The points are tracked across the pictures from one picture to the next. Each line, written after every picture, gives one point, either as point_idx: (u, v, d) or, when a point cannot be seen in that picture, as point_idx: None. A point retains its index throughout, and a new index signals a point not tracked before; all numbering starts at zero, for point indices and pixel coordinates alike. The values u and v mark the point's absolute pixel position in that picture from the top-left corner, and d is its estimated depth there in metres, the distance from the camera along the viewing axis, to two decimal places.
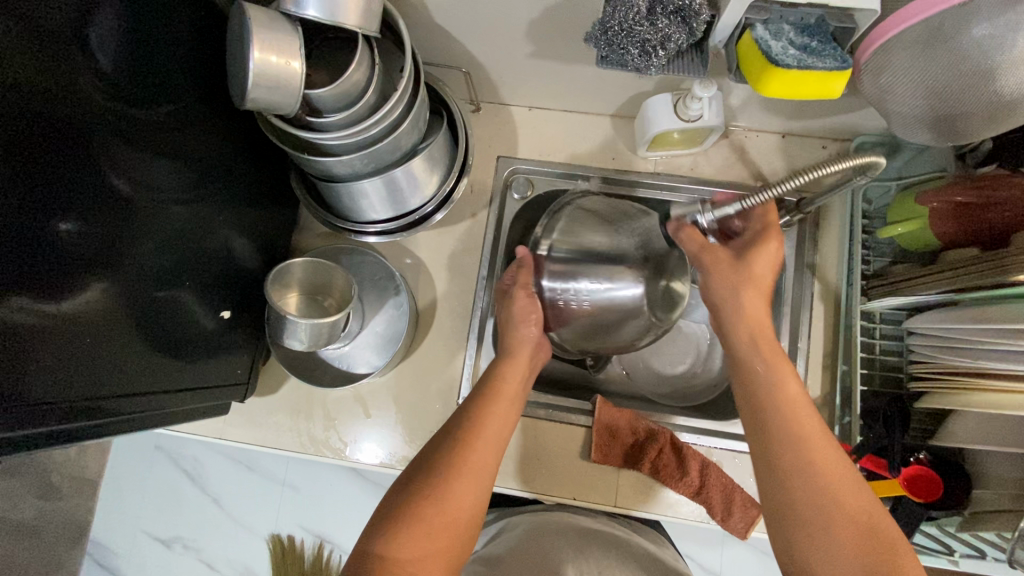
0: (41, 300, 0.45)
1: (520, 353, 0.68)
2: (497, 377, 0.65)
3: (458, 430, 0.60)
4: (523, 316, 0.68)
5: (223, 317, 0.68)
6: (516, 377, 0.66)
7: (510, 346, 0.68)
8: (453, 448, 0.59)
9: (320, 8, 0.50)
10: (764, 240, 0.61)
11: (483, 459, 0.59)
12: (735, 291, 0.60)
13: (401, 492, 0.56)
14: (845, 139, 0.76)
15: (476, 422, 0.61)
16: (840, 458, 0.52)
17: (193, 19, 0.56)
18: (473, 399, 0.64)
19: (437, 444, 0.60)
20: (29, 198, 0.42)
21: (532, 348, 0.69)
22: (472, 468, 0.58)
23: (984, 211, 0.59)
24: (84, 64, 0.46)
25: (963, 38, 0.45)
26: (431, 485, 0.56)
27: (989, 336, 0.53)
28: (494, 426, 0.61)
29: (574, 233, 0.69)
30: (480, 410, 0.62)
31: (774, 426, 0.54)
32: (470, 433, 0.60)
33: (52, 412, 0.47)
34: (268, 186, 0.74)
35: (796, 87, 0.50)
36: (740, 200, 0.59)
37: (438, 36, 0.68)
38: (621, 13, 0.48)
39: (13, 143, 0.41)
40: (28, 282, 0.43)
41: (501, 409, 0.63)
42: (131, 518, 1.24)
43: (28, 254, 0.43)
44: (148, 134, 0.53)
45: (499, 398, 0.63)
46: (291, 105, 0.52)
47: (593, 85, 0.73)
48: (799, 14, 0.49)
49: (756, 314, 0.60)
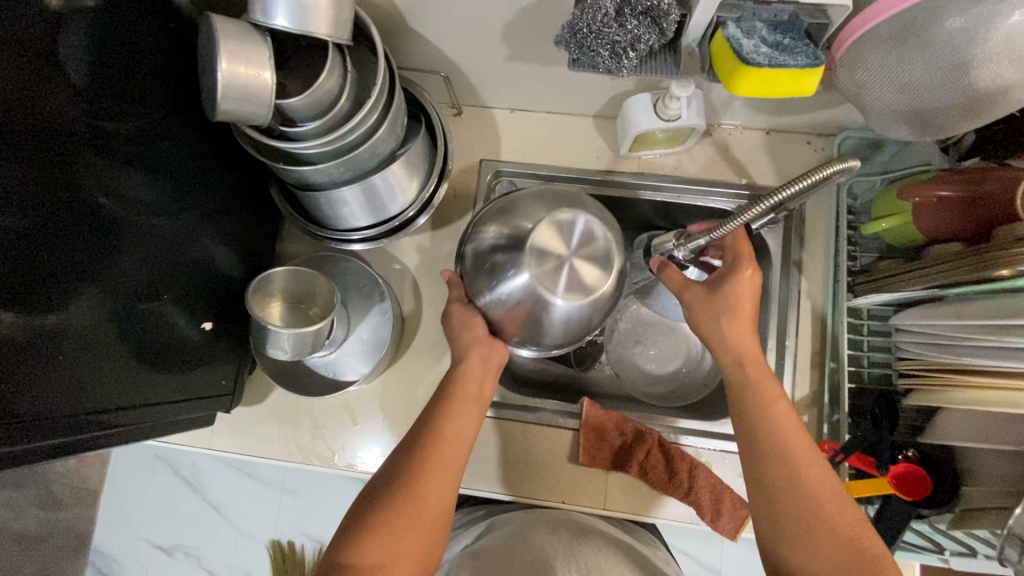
0: (22, 314, 0.45)
1: (469, 356, 0.64)
2: (456, 380, 0.64)
3: (421, 436, 0.61)
4: (464, 324, 0.64)
5: (205, 328, 0.67)
6: (479, 378, 0.64)
7: (460, 348, 0.65)
8: (418, 453, 0.59)
9: (289, 18, 0.50)
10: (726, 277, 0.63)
11: (444, 464, 0.59)
12: (716, 322, 0.61)
13: (369, 500, 0.58)
14: (829, 134, 0.76)
15: (440, 427, 0.61)
16: (829, 488, 0.54)
17: (164, 31, 0.56)
18: (433, 404, 0.63)
19: (403, 451, 0.60)
20: (5, 211, 0.42)
21: (484, 347, 0.64)
22: (434, 473, 0.59)
23: (968, 205, 0.59)
24: (56, 78, 0.46)
25: (936, 31, 0.45)
26: (398, 490, 0.57)
27: (974, 332, 0.53)
28: (456, 429, 0.62)
29: (511, 212, 0.59)
30: (440, 418, 0.62)
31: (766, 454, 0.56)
32: (430, 439, 0.60)
33: (36, 427, 0.47)
34: (249, 195, 0.74)
35: (770, 85, 0.49)
36: (707, 231, 0.61)
37: (414, 41, 0.68)
38: (589, 15, 0.48)
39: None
40: (9, 297, 0.43)
41: (460, 412, 0.63)
42: (132, 527, 1.24)
43: (7, 268, 0.43)
44: (125, 147, 0.53)
45: (457, 399, 0.63)
46: (264, 115, 0.52)
47: (574, 85, 0.73)
48: (771, 11, 0.49)
49: (752, 353, 0.61)
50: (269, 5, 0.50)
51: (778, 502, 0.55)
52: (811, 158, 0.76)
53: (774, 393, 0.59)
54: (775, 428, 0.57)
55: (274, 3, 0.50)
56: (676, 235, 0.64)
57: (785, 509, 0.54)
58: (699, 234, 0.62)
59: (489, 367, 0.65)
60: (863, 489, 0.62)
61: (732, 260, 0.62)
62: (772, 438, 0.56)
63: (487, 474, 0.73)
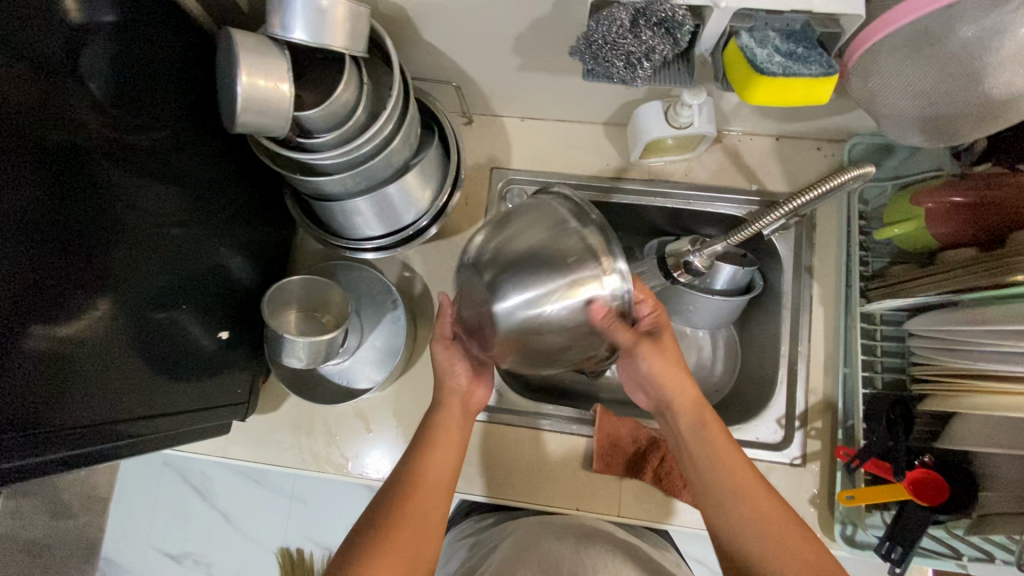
0: (46, 327, 0.45)
1: (447, 401, 0.67)
2: (430, 430, 0.65)
3: (399, 485, 0.61)
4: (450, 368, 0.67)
5: (222, 337, 0.68)
6: (454, 422, 0.66)
7: (442, 397, 0.67)
8: (395, 503, 0.60)
9: (306, 31, 0.51)
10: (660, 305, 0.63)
11: (420, 514, 0.60)
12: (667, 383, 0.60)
13: (346, 556, 0.57)
14: (839, 140, 0.76)
15: (415, 479, 0.62)
16: (785, 520, 0.57)
17: (183, 45, 0.57)
18: (411, 448, 0.64)
19: (377, 507, 0.60)
20: (30, 221, 0.43)
21: (462, 395, 0.68)
22: (410, 523, 0.59)
23: (980, 210, 0.59)
24: (78, 92, 0.46)
25: (951, 39, 0.45)
26: (375, 544, 0.57)
27: (990, 338, 0.53)
28: (433, 478, 0.62)
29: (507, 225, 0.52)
30: (419, 464, 0.62)
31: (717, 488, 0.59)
32: (407, 491, 0.61)
33: (64, 437, 0.48)
34: (263, 205, 0.75)
35: (783, 94, 0.50)
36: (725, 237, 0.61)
37: (426, 52, 0.68)
38: (604, 27, 0.48)
39: (9, 174, 0.41)
40: (32, 312, 0.44)
41: (438, 457, 0.63)
42: (143, 535, 1.25)
43: (31, 283, 0.44)
44: (142, 160, 0.53)
45: (436, 444, 0.64)
46: (282, 127, 0.53)
47: (585, 94, 0.73)
48: (783, 20, 0.50)
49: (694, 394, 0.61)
50: (287, 18, 0.50)
51: (744, 534, 0.57)
52: (821, 164, 0.76)
53: (726, 447, 0.60)
54: (719, 463, 0.59)
55: (292, 17, 0.50)
56: (692, 240, 0.65)
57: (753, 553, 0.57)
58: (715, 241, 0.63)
59: (460, 415, 0.67)
60: (878, 495, 0.61)
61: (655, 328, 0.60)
62: (723, 495, 0.59)
63: (500, 481, 0.73)
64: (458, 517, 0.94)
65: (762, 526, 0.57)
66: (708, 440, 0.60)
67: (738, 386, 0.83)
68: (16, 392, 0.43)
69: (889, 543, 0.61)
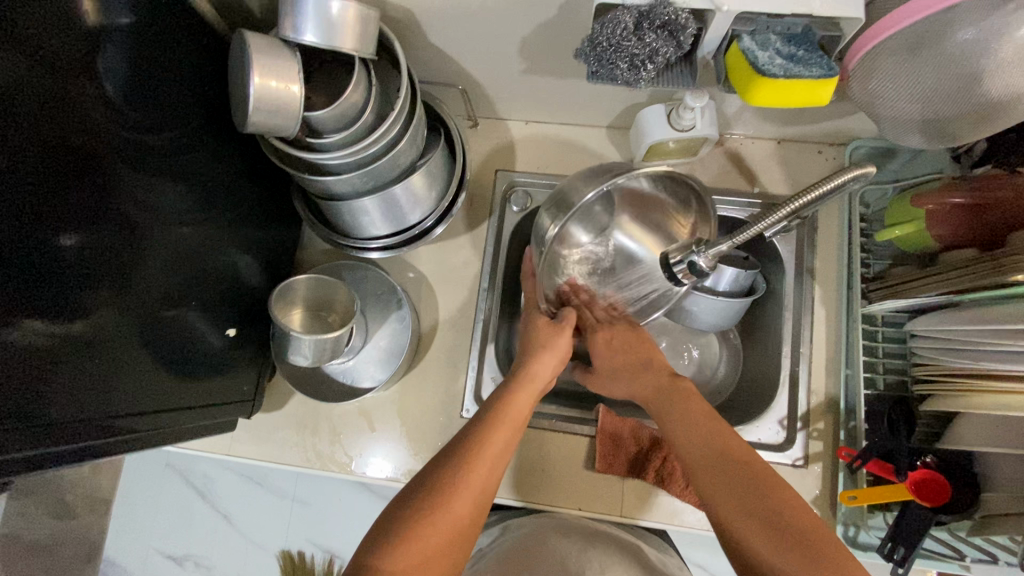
0: (49, 320, 0.45)
1: (534, 369, 0.66)
2: (503, 403, 0.62)
3: (460, 450, 0.57)
4: (546, 345, 0.68)
5: (229, 335, 0.69)
6: (524, 403, 0.64)
7: (524, 375, 0.65)
8: (456, 468, 0.55)
9: (317, 33, 0.52)
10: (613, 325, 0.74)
11: (482, 483, 0.56)
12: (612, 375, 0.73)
13: (398, 511, 0.52)
14: (840, 143, 0.77)
15: (484, 449, 0.57)
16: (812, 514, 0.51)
17: (196, 47, 0.58)
18: (478, 416, 0.61)
19: (438, 468, 0.56)
20: (42, 217, 0.44)
21: (553, 367, 0.67)
22: (472, 493, 0.54)
23: (980, 212, 0.60)
24: (93, 92, 0.47)
25: (948, 43, 0.46)
26: (434, 508, 0.52)
27: (989, 337, 0.53)
28: (494, 451, 0.58)
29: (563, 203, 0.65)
30: (484, 433, 0.59)
31: (729, 477, 0.55)
32: (474, 457, 0.56)
33: (69, 429, 0.48)
34: (271, 204, 0.76)
35: (784, 96, 0.51)
36: (731, 237, 0.59)
37: (433, 56, 0.70)
38: (608, 29, 0.49)
39: (15, 169, 0.42)
40: (37, 304, 0.44)
41: (505, 434, 0.59)
42: (144, 536, 1.25)
43: (37, 276, 0.44)
44: (154, 159, 0.54)
45: (503, 421, 0.60)
46: (292, 128, 0.54)
47: (589, 97, 0.74)
48: (784, 24, 0.51)
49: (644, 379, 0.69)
50: (298, 21, 0.52)
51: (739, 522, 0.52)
52: (822, 167, 0.77)
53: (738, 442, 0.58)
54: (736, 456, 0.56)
55: (304, 21, 0.52)
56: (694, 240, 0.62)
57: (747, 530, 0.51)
58: (719, 240, 0.60)
59: (534, 397, 0.65)
60: (880, 495, 0.61)
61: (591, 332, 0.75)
62: (710, 465, 0.57)
63: (503, 480, 0.73)
64: None
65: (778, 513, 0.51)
66: (676, 404, 0.64)
67: (740, 387, 0.83)
68: (15, 381, 0.43)
69: (891, 543, 0.61)
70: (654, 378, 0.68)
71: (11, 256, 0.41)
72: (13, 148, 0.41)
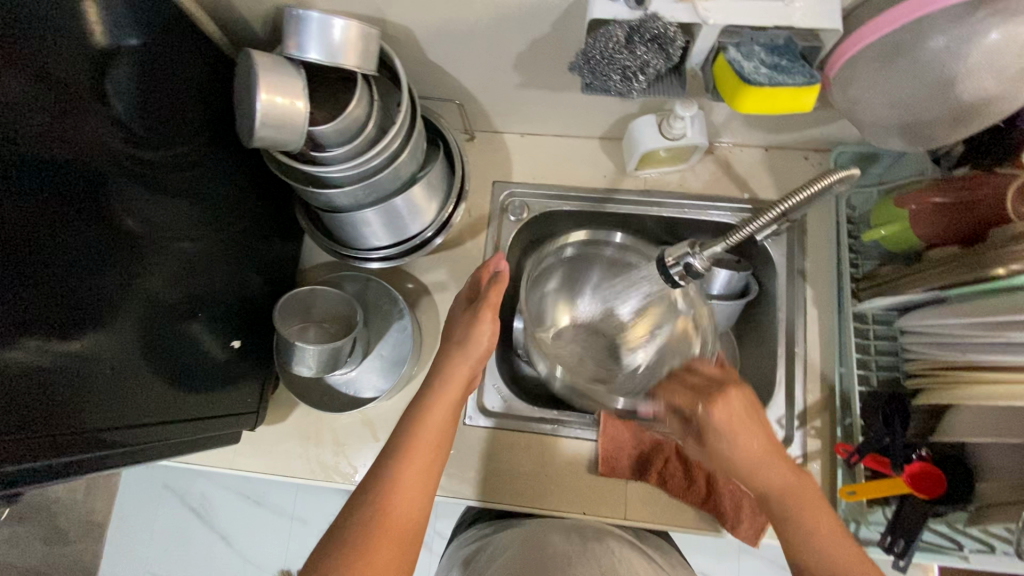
0: (48, 338, 0.45)
1: (454, 366, 0.63)
2: (421, 416, 0.61)
3: (381, 474, 0.57)
4: (459, 340, 0.65)
5: (233, 347, 0.70)
6: (442, 413, 0.62)
7: (440, 379, 0.63)
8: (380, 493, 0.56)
9: (320, 51, 0.54)
10: (727, 401, 0.59)
11: (405, 515, 0.56)
12: (733, 433, 0.58)
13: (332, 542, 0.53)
14: (825, 149, 0.80)
15: (398, 479, 0.57)
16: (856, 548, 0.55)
17: (201, 66, 0.60)
18: (398, 432, 0.61)
19: (352, 509, 0.56)
20: (43, 236, 0.44)
21: (471, 360, 0.64)
22: (393, 533, 0.54)
23: (959, 210, 0.62)
24: (101, 111, 0.49)
25: (921, 49, 0.49)
26: (355, 551, 0.52)
27: (977, 330, 0.55)
28: (413, 466, 0.58)
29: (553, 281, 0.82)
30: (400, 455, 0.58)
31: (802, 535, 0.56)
32: (386, 499, 0.56)
33: (75, 443, 0.48)
34: (273, 219, 0.77)
35: (769, 102, 0.53)
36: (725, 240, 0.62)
37: (431, 72, 0.72)
38: (601, 43, 0.52)
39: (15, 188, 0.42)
40: (39, 322, 0.44)
41: (422, 447, 0.59)
42: (139, 559, 1.23)
43: (38, 297, 0.44)
44: (156, 175, 0.55)
45: (421, 435, 0.60)
46: (297, 142, 0.55)
47: (582, 110, 0.77)
48: (767, 36, 0.53)
49: (755, 445, 0.58)
50: (302, 40, 0.54)
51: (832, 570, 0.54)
52: (808, 173, 0.80)
53: (833, 530, 0.55)
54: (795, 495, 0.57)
55: (308, 39, 0.54)
56: (692, 241, 0.64)
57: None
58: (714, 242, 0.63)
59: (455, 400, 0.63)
60: (879, 489, 0.62)
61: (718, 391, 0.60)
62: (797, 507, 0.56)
63: (506, 487, 0.74)
64: (462, 526, 0.92)
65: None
66: (788, 497, 0.57)
67: None
68: (18, 401, 0.43)
69: (890, 536, 0.62)
70: (770, 470, 0.58)
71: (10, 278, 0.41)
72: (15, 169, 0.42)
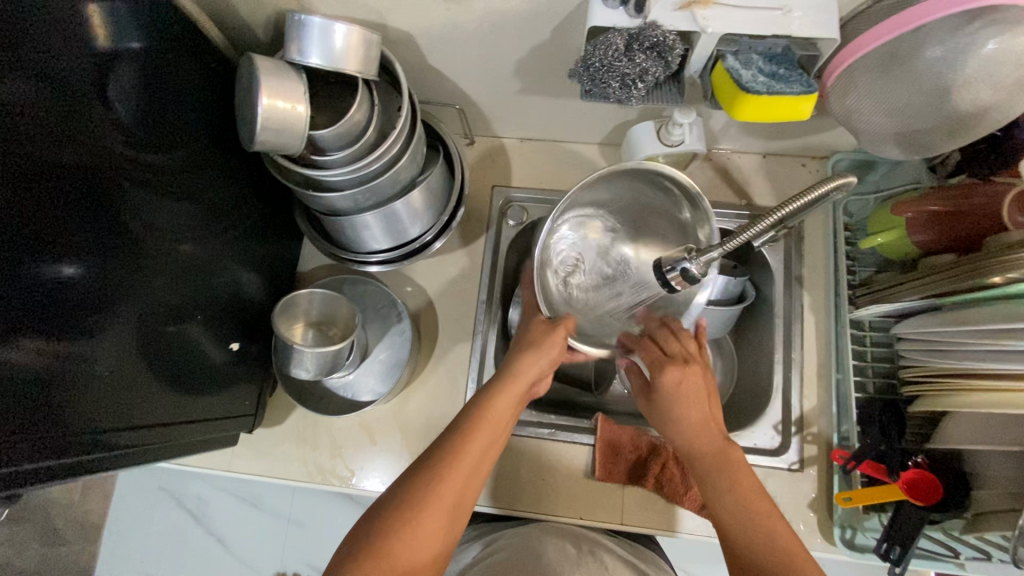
0: (50, 338, 0.45)
1: (528, 358, 0.64)
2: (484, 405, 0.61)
3: (436, 451, 0.57)
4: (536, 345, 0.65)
5: (232, 349, 0.70)
6: (506, 406, 0.62)
7: (509, 374, 0.63)
8: (435, 469, 0.56)
9: (322, 56, 0.54)
10: (687, 371, 0.63)
11: (460, 491, 0.56)
12: (679, 394, 0.63)
13: (379, 509, 0.54)
14: (823, 156, 0.80)
15: (458, 458, 0.57)
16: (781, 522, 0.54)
17: (204, 69, 0.60)
18: (461, 414, 0.61)
19: (407, 478, 0.56)
20: (40, 240, 0.44)
21: (546, 357, 0.64)
22: (443, 508, 0.54)
23: (955, 218, 0.63)
24: (106, 114, 0.49)
25: (917, 59, 0.50)
26: (405, 519, 0.52)
27: (974, 338, 0.56)
28: (475, 450, 0.58)
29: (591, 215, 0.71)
30: (462, 437, 0.58)
31: (718, 494, 0.57)
32: (445, 473, 0.56)
33: (67, 445, 0.47)
34: (272, 221, 0.78)
35: (767, 111, 0.54)
36: (721, 245, 0.60)
37: (433, 77, 0.73)
38: (601, 51, 0.52)
39: (18, 191, 0.42)
40: (37, 323, 0.44)
41: (483, 433, 0.59)
42: (133, 560, 1.22)
43: (42, 295, 0.44)
44: (161, 178, 0.56)
45: (484, 422, 0.60)
46: (298, 145, 0.56)
47: (581, 115, 0.77)
48: (766, 44, 0.54)
49: (701, 414, 0.62)
50: (304, 45, 0.54)
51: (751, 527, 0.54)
52: (806, 180, 0.80)
53: (753, 492, 0.57)
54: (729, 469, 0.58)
55: (310, 44, 0.54)
56: (687, 249, 0.63)
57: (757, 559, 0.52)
58: (710, 249, 0.61)
59: (516, 399, 0.63)
60: (874, 495, 0.62)
61: (686, 360, 0.64)
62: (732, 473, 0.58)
63: (504, 491, 0.74)
64: None
65: (753, 526, 0.54)
66: (715, 466, 0.59)
67: (735, 395, 0.85)
68: (15, 395, 0.42)
69: (886, 542, 0.62)
70: (700, 435, 0.61)
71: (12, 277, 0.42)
72: (8, 167, 0.41)
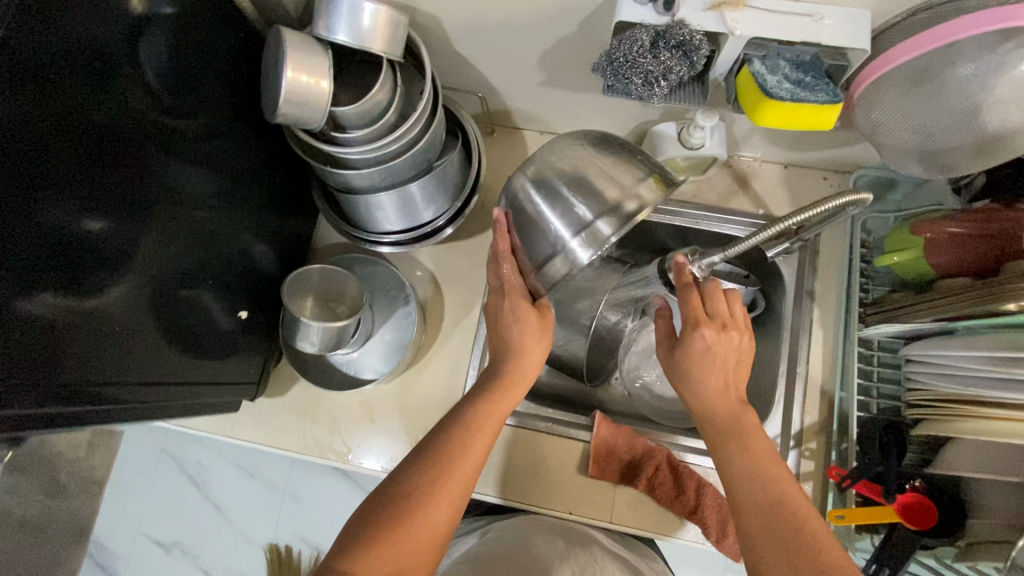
0: (65, 294, 0.46)
1: (530, 354, 0.64)
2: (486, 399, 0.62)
3: (436, 442, 0.58)
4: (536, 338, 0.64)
5: (240, 317, 0.71)
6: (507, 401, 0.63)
7: (509, 371, 0.64)
8: (437, 460, 0.56)
9: (348, 33, 0.55)
10: (723, 334, 0.59)
11: (461, 483, 0.56)
12: (707, 352, 0.59)
13: (381, 497, 0.54)
14: (845, 171, 0.79)
15: (460, 452, 0.57)
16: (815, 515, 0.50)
17: (230, 38, 0.61)
18: (460, 407, 0.61)
19: (409, 469, 0.56)
20: (64, 196, 0.45)
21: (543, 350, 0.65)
22: (444, 501, 0.55)
23: (976, 242, 0.62)
24: (134, 77, 0.50)
25: (948, 75, 0.49)
26: (407, 509, 0.53)
27: (985, 365, 0.55)
28: (477, 445, 0.58)
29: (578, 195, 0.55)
30: (463, 430, 0.59)
31: (738, 481, 0.54)
32: (446, 465, 0.56)
33: (72, 396, 0.48)
34: (288, 194, 0.78)
35: (791, 117, 0.54)
36: (722, 249, 0.60)
37: (457, 63, 0.73)
38: (626, 45, 0.52)
39: (45, 147, 0.43)
40: (54, 278, 0.45)
41: (486, 428, 0.60)
42: (132, 519, 1.25)
43: (61, 250, 0.45)
44: (183, 143, 0.57)
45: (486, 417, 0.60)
46: (319, 120, 0.56)
47: (603, 112, 0.77)
48: (795, 51, 0.53)
49: (720, 385, 0.59)
50: (332, 21, 0.55)
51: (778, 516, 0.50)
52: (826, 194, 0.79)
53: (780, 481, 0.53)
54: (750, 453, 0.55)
55: (337, 20, 0.55)
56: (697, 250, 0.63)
57: (769, 564, 0.49)
58: (715, 250, 0.61)
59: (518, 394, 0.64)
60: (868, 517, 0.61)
61: (725, 326, 0.59)
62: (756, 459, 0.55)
63: (496, 479, 0.74)
64: None
65: (785, 511, 0.50)
66: (730, 443, 0.56)
67: None
68: (24, 347, 0.43)
69: (876, 563, 0.62)
70: (718, 404, 0.59)
71: (34, 231, 0.43)
72: (37, 122, 0.42)
